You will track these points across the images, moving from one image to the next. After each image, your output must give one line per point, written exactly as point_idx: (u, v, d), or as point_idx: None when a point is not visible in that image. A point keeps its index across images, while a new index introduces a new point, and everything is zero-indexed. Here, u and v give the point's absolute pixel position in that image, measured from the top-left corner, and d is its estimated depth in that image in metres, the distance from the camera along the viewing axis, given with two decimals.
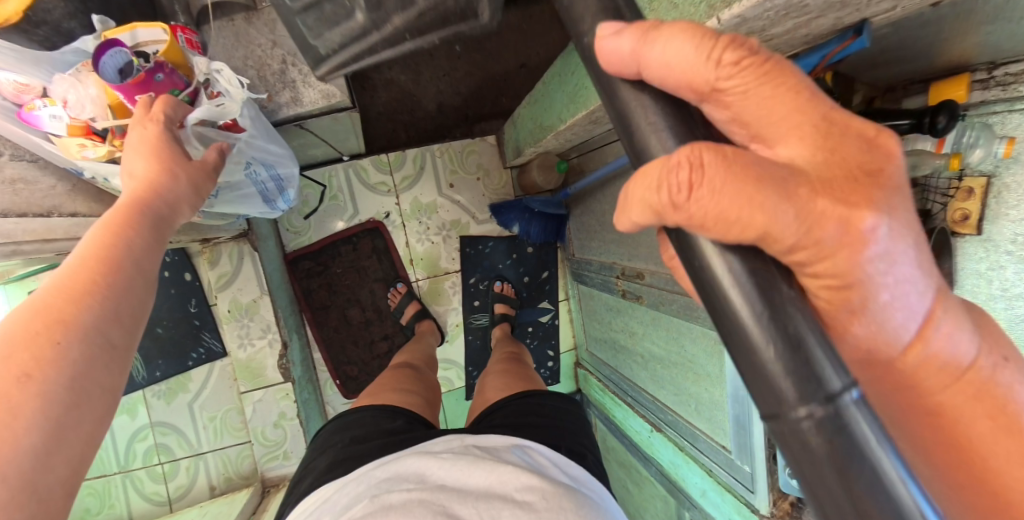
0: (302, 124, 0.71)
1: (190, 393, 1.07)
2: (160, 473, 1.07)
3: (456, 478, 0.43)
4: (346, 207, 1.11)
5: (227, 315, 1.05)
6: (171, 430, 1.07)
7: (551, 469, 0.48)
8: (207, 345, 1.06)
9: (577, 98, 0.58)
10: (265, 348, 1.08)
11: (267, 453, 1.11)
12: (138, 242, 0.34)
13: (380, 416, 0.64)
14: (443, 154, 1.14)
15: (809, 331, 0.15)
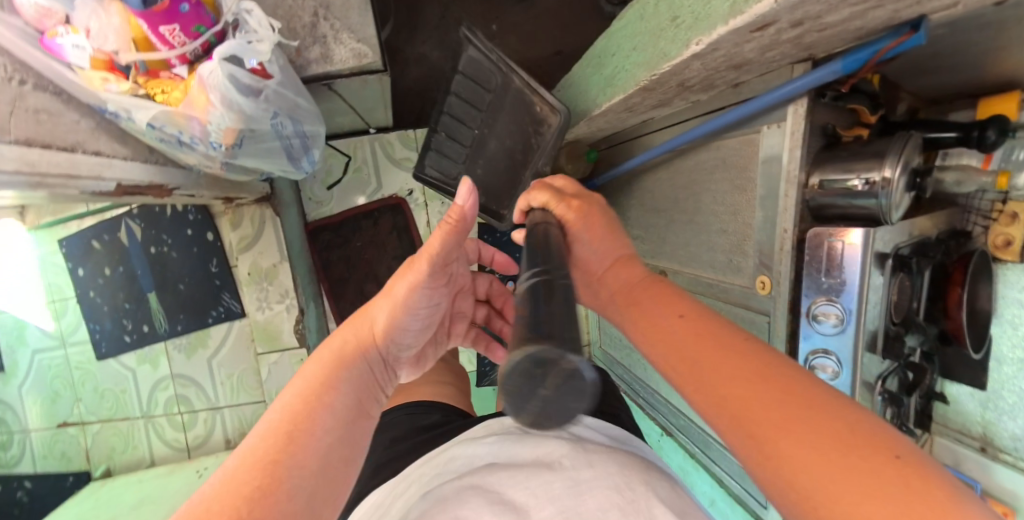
0: (330, 86, 0.66)
1: (208, 349, 1.09)
2: (180, 422, 1.13)
3: (500, 455, 0.42)
4: (369, 181, 1.11)
5: (247, 278, 1.06)
6: (192, 384, 1.11)
7: (597, 433, 0.46)
8: (228, 306, 1.07)
9: (615, 81, 0.58)
10: (282, 313, 1.10)
11: None
12: (344, 378, 0.35)
13: (413, 412, 0.66)
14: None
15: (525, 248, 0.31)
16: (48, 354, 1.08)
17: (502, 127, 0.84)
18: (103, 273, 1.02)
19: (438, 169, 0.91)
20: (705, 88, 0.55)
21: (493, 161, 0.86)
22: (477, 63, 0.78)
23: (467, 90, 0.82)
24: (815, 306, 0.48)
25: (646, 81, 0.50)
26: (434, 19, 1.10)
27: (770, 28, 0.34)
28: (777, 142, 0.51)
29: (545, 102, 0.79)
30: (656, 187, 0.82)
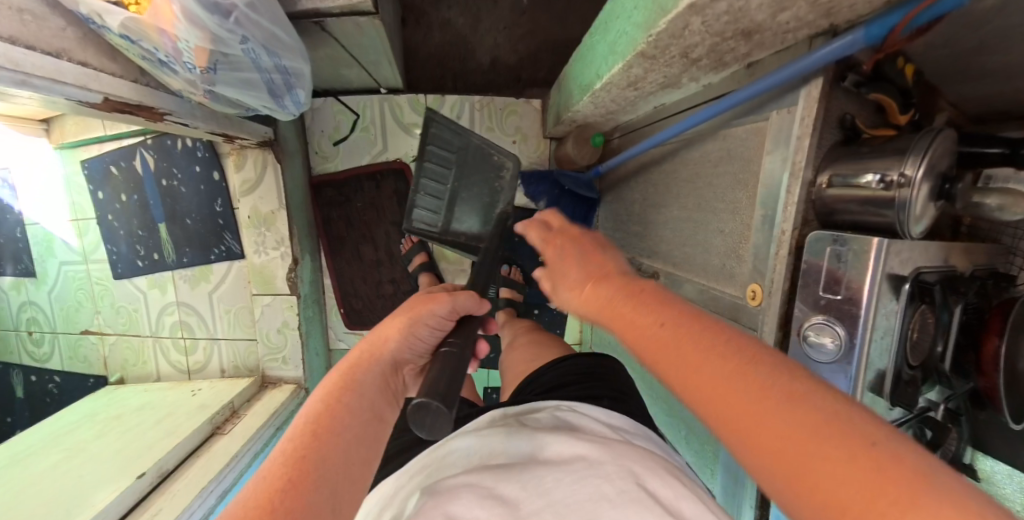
0: (323, 25, 0.65)
1: (211, 284, 1.10)
2: (184, 347, 1.15)
3: (494, 451, 0.36)
4: (376, 142, 1.10)
5: (248, 221, 1.05)
6: (194, 313, 1.12)
7: (605, 425, 0.40)
8: (229, 246, 1.07)
9: (616, 47, 0.49)
10: (277, 260, 1.06)
11: (269, 353, 1.10)
12: (358, 390, 0.38)
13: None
14: (482, 109, 0.94)
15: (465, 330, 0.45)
16: (73, 267, 1.15)
17: (471, 177, 0.84)
18: (120, 199, 1.07)
19: (421, 221, 0.84)
20: (715, 65, 0.46)
21: (469, 210, 0.84)
22: (444, 128, 0.80)
23: (435, 155, 0.82)
24: (809, 321, 0.38)
25: (643, 45, 0.42)
26: None
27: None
28: (786, 131, 0.42)
29: (502, 156, 0.83)
30: (662, 181, 0.73)
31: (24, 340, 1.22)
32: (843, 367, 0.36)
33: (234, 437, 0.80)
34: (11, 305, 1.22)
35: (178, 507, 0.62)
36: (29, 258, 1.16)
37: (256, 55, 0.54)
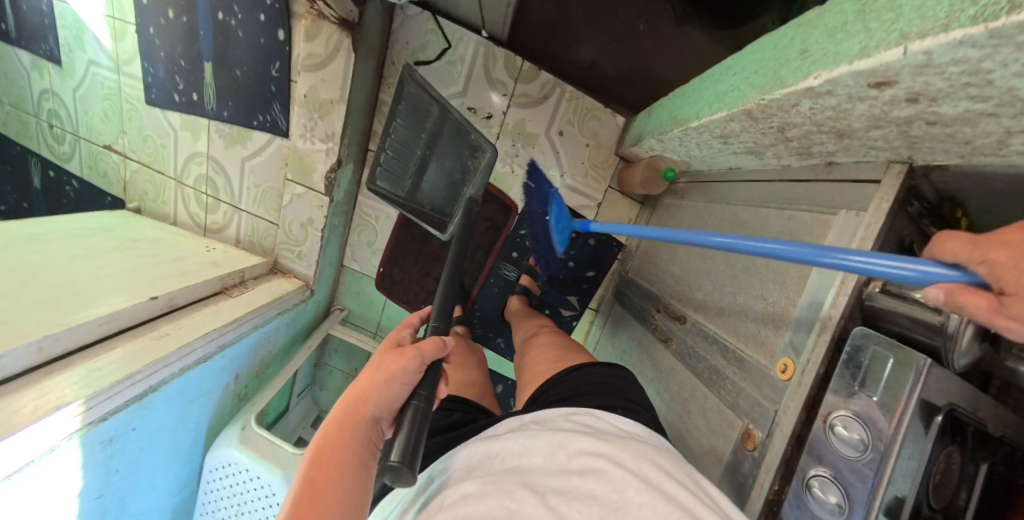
0: None
1: (247, 150, 0.95)
2: (205, 203, 0.97)
3: (521, 453, 0.40)
4: (457, 80, 0.94)
5: (301, 100, 0.85)
6: (222, 173, 0.98)
7: (612, 429, 0.44)
8: (275, 118, 0.90)
9: (725, 98, 0.54)
10: (320, 153, 0.87)
11: (285, 242, 0.89)
12: (339, 452, 0.43)
13: (439, 412, 0.60)
14: (571, 100, 0.94)
15: (429, 382, 0.52)
16: (100, 70, 1.05)
17: (444, 153, 0.86)
18: (166, 14, 0.88)
19: (386, 182, 0.85)
20: (801, 151, 0.50)
21: (435, 180, 0.88)
22: (415, 96, 0.79)
23: (405, 119, 0.81)
24: (811, 474, 0.39)
25: (754, 104, 0.47)
26: None
27: (892, 90, 0.31)
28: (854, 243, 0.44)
29: (479, 141, 0.85)
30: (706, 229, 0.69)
31: (43, 131, 1.18)
32: (866, 469, 0.36)
33: (239, 299, 0.80)
34: (33, 88, 1.15)
35: (184, 340, 0.66)
36: (56, 41, 1.07)
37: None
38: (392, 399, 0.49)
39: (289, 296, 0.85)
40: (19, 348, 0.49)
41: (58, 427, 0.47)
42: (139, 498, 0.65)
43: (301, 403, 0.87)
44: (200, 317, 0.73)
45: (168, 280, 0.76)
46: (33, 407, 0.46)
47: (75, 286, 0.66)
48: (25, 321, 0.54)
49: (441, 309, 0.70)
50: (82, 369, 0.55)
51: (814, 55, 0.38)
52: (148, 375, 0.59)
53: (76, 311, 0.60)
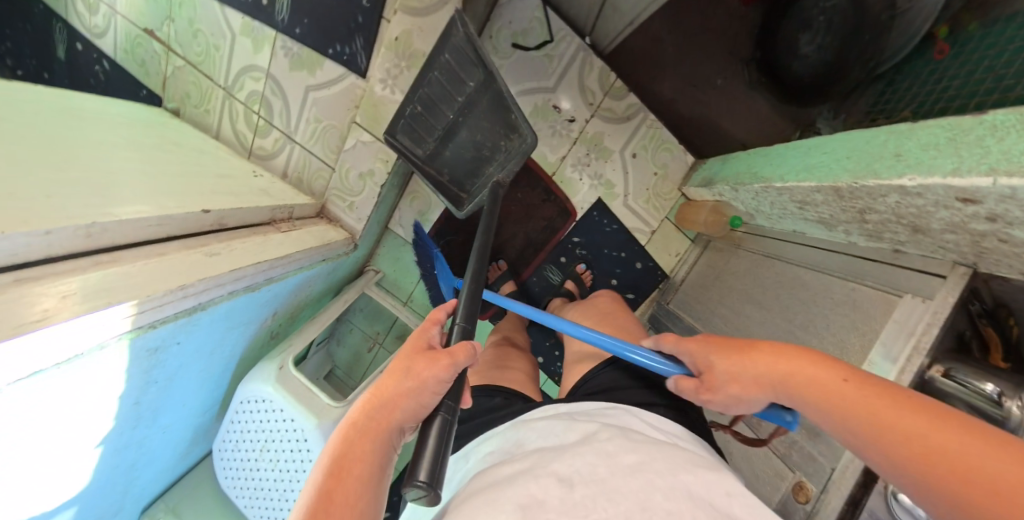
0: None
1: (314, 78, 0.85)
2: (255, 124, 0.92)
3: (551, 438, 0.41)
4: (550, 75, 0.97)
5: (389, 42, 0.78)
6: (280, 96, 0.88)
7: (647, 428, 0.44)
8: (355, 52, 0.82)
9: (813, 170, 0.60)
10: (399, 104, 0.81)
11: (338, 188, 0.88)
12: (357, 464, 0.37)
13: (481, 395, 0.58)
14: (649, 128, 1.00)
15: (450, 394, 0.44)
16: None
17: (477, 124, 0.74)
18: None
19: (405, 136, 0.77)
20: (874, 234, 0.55)
21: (461, 148, 0.77)
22: (461, 53, 0.66)
23: (445, 76, 0.70)
24: None
25: (843, 185, 0.53)
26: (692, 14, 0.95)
27: (976, 207, 0.37)
28: None
29: (519, 121, 0.70)
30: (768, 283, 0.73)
31: None
32: None
33: (288, 235, 0.80)
34: None
35: (232, 265, 0.64)
36: None
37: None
38: (417, 412, 0.43)
39: (336, 245, 0.86)
40: (68, 228, 0.48)
41: (104, 319, 0.44)
42: (169, 412, 0.66)
43: (318, 352, 0.86)
44: (249, 244, 0.72)
45: (214, 198, 0.74)
46: (66, 297, 0.43)
47: (120, 182, 0.62)
48: (69, 205, 0.51)
49: (472, 298, 0.61)
50: (127, 268, 0.53)
51: (908, 162, 0.44)
52: (201, 291, 0.58)
53: (103, 204, 0.55)
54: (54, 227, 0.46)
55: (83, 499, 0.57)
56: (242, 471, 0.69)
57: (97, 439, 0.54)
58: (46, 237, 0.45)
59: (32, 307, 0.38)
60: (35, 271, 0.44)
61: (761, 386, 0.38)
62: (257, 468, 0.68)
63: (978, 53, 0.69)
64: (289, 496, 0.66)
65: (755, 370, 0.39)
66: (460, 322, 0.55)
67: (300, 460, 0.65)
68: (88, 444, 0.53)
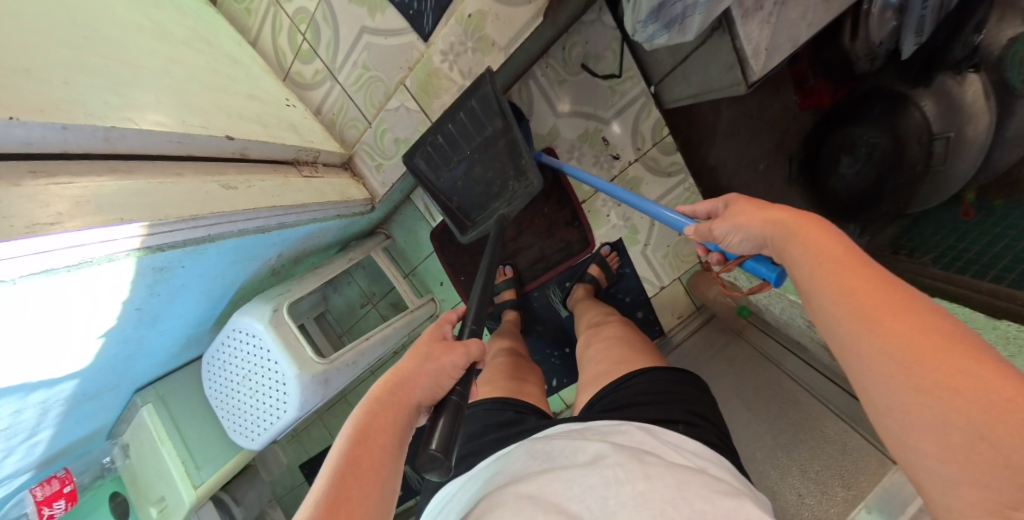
0: (729, 27, 0.60)
1: (374, 22, 0.80)
2: (300, 47, 0.90)
3: (570, 457, 0.41)
4: (610, 104, 0.94)
5: (462, 17, 0.73)
6: (329, 23, 0.85)
7: (671, 451, 0.43)
8: (422, 11, 0.76)
9: None
10: (453, 85, 0.79)
11: (368, 146, 0.89)
12: (385, 442, 0.38)
13: (493, 410, 0.62)
14: (688, 190, 0.99)
15: (464, 378, 0.46)
16: None
17: (490, 161, 0.79)
18: None
19: (424, 161, 0.82)
20: None
21: (472, 185, 0.82)
22: (487, 102, 0.73)
23: (472, 116, 0.76)
24: None
25: None
26: (753, 107, 1.14)
27: None
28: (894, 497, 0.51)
29: (529, 167, 0.75)
30: (764, 389, 0.76)
31: None
32: None
33: (309, 181, 0.80)
34: None
35: (244, 206, 0.64)
36: None
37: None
38: (435, 390, 0.44)
39: (355, 203, 0.89)
40: (85, 127, 0.45)
41: (110, 237, 0.44)
42: (168, 319, 0.68)
43: (314, 296, 0.99)
44: (268, 184, 0.72)
45: (239, 123, 0.72)
46: (78, 204, 0.43)
47: (142, 81, 0.58)
48: (88, 99, 0.47)
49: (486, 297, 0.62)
50: (142, 183, 0.52)
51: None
52: (211, 225, 0.58)
53: (122, 100, 0.52)
54: (71, 123, 0.43)
55: (83, 376, 0.60)
56: (225, 387, 0.77)
57: (100, 330, 0.55)
58: (62, 132, 0.43)
59: (18, 215, 0.36)
60: (47, 165, 0.43)
61: (803, 268, 0.29)
62: (238, 391, 0.75)
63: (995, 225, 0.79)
64: (262, 422, 0.74)
65: (813, 254, 0.29)
66: (471, 326, 0.57)
67: (280, 398, 0.71)
68: (90, 334, 0.54)
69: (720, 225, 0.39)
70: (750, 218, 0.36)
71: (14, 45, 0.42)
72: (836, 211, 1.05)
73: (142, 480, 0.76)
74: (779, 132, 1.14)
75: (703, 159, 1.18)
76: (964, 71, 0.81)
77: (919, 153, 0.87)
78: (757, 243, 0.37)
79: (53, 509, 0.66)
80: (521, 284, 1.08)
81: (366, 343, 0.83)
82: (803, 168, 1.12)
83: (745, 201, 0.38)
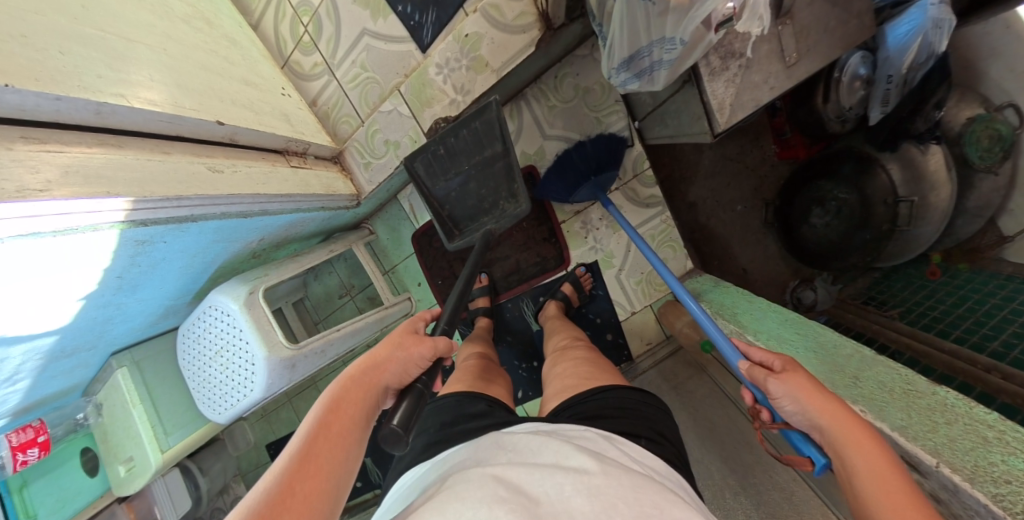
0: (697, 83, 0.66)
1: (376, 24, 0.87)
2: (301, 38, 0.95)
3: (533, 451, 0.38)
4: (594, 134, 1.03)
5: (460, 35, 0.81)
6: (332, 19, 0.90)
7: (624, 456, 0.39)
8: (423, 24, 0.84)
9: (780, 343, 0.67)
10: (445, 97, 0.87)
11: (361, 144, 0.96)
12: (354, 415, 0.37)
13: (465, 401, 0.56)
14: (664, 222, 1.05)
15: (437, 372, 0.46)
16: None
17: (487, 180, 0.82)
18: None
19: (423, 167, 0.82)
20: None
21: (467, 201, 0.83)
22: (489, 127, 0.77)
23: (472, 135, 0.79)
24: None
25: None
26: (729, 152, 1.22)
27: (917, 474, 0.41)
28: None
29: (521, 191, 0.77)
30: (719, 428, 0.75)
31: None
32: None
33: (296, 171, 0.84)
34: None
35: (230, 189, 0.66)
36: None
37: (666, 47, 0.52)
38: (404, 376, 0.44)
39: (341, 198, 0.94)
40: (79, 99, 0.46)
41: (96, 208, 0.45)
42: (147, 288, 0.69)
43: (292, 281, 1.02)
44: (253, 170, 0.74)
45: (231, 109, 0.74)
46: (66, 174, 0.43)
47: (139, 58, 0.59)
48: (83, 71, 0.48)
49: (463, 295, 0.62)
50: (129, 158, 0.54)
51: (871, 398, 0.50)
52: (195, 205, 0.60)
53: (127, 69, 0.55)
54: (66, 95, 0.44)
55: (63, 333, 0.61)
56: (196, 358, 0.80)
57: (81, 294, 0.56)
58: (55, 102, 0.44)
59: (8, 178, 0.36)
60: (39, 132, 0.44)
61: (867, 473, 0.34)
62: (208, 364, 0.79)
63: (961, 293, 0.83)
64: (229, 398, 0.77)
65: (880, 474, 0.33)
66: (447, 321, 0.55)
67: (247, 376, 0.74)
68: (72, 297, 0.55)
69: (778, 385, 0.45)
70: (808, 397, 0.42)
71: (12, 12, 0.41)
72: (808, 257, 1.10)
73: (112, 437, 0.79)
74: (753, 178, 1.21)
75: (684, 196, 1.24)
76: (928, 141, 0.86)
77: (884, 214, 0.91)
78: (808, 424, 0.42)
79: (27, 456, 0.68)
80: (496, 293, 1.11)
81: (336, 333, 0.87)
82: (778, 213, 1.17)
83: (806, 380, 0.43)
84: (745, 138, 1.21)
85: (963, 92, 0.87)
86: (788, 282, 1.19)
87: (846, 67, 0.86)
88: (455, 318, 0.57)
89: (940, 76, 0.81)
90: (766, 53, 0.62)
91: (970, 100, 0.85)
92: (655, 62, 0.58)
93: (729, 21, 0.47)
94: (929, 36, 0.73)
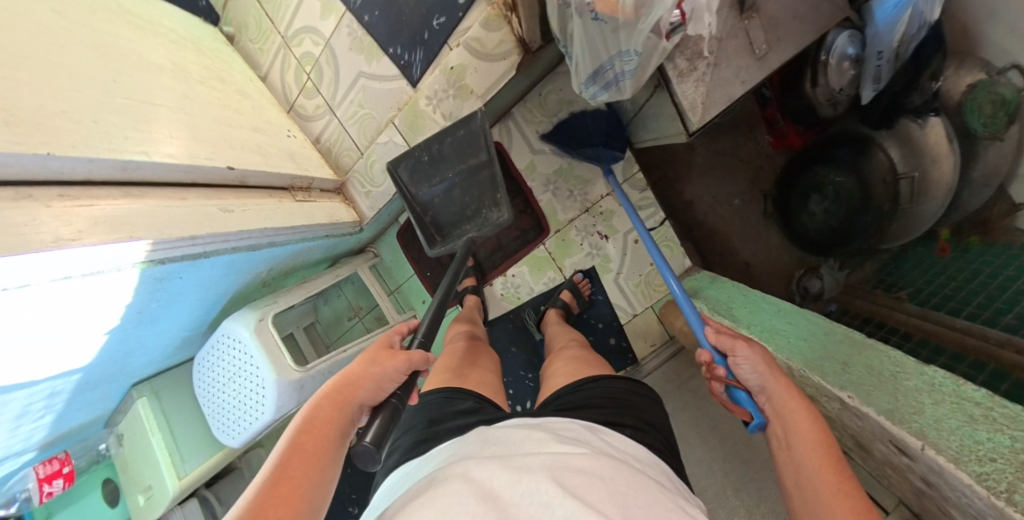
0: (666, 84, 0.69)
1: (371, 65, 0.95)
2: (306, 84, 1.04)
3: (517, 444, 0.39)
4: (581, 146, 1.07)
5: (445, 68, 0.87)
6: (331, 66, 1.00)
7: (599, 443, 0.40)
8: (411, 62, 0.92)
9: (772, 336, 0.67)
10: (436, 123, 0.92)
11: (361, 174, 1.03)
12: (329, 434, 0.40)
13: (448, 397, 0.57)
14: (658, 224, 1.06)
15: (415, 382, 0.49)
16: None
17: (470, 187, 0.88)
18: None
19: (407, 173, 0.86)
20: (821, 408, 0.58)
21: (450, 210, 0.89)
22: (474, 136, 0.83)
23: (456, 142, 0.84)
24: None
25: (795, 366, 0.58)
26: (722, 147, 1.22)
27: (908, 458, 0.40)
28: None
29: (501, 200, 0.83)
30: (722, 425, 0.73)
31: None
32: None
33: (301, 204, 0.91)
34: None
35: (240, 225, 0.72)
36: None
37: (625, 59, 0.55)
38: (378, 392, 0.46)
39: (344, 225, 1.01)
40: (108, 160, 0.53)
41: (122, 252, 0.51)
42: (166, 318, 0.75)
43: (304, 305, 1.08)
44: (260, 206, 0.80)
45: (241, 155, 0.82)
46: (98, 224, 0.49)
47: (161, 119, 0.67)
48: (112, 134, 0.55)
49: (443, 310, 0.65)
50: (152, 205, 0.61)
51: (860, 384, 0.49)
52: (207, 242, 0.66)
53: (148, 128, 0.63)
54: (96, 156, 0.51)
55: (84, 369, 0.67)
56: (214, 382, 0.86)
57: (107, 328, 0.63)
58: (88, 164, 0.50)
59: (46, 231, 0.42)
60: (73, 190, 0.50)
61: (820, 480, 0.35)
62: (225, 387, 0.84)
63: (976, 268, 0.79)
64: (245, 418, 0.81)
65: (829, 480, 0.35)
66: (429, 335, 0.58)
67: (260, 398, 0.79)
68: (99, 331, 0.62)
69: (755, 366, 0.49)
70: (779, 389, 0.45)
71: (53, 93, 0.49)
72: (811, 246, 1.08)
73: (134, 464, 0.84)
74: (748, 172, 1.21)
75: (680, 194, 1.24)
76: (926, 114, 0.83)
77: (886, 193, 0.89)
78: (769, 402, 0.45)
79: (52, 487, 0.75)
80: (482, 272, 1.15)
81: (342, 355, 0.90)
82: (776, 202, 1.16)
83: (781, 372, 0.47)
84: (736, 133, 1.22)
85: (962, 59, 0.83)
86: (794, 272, 1.17)
87: (834, 48, 0.83)
88: (432, 332, 0.60)
89: (938, 43, 0.79)
90: (732, 53, 0.64)
91: (970, 67, 0.82)
92: (615, 72, 0.61)
93: (680, 27, 0.49)
94: (918, 6, 0.69)
